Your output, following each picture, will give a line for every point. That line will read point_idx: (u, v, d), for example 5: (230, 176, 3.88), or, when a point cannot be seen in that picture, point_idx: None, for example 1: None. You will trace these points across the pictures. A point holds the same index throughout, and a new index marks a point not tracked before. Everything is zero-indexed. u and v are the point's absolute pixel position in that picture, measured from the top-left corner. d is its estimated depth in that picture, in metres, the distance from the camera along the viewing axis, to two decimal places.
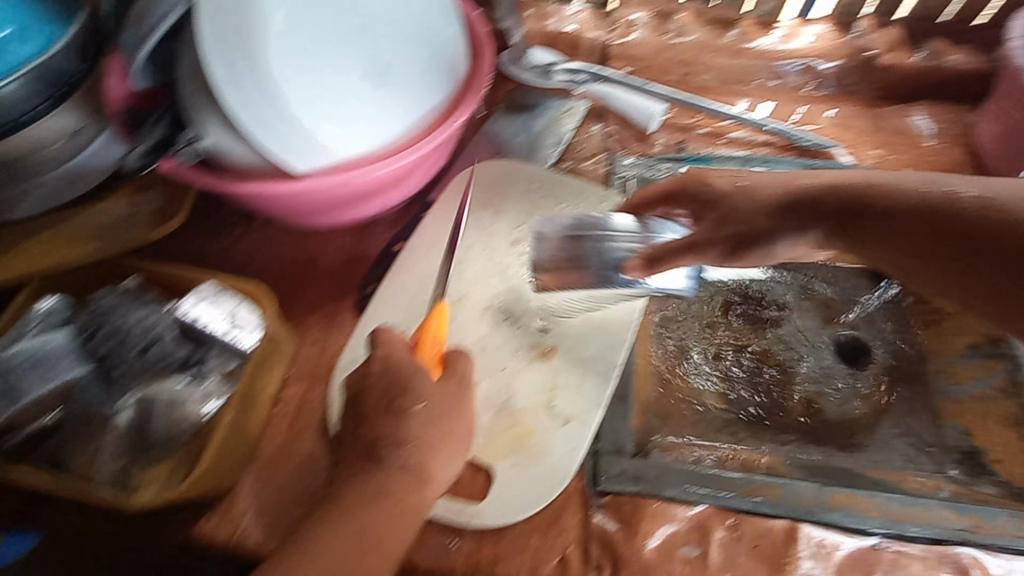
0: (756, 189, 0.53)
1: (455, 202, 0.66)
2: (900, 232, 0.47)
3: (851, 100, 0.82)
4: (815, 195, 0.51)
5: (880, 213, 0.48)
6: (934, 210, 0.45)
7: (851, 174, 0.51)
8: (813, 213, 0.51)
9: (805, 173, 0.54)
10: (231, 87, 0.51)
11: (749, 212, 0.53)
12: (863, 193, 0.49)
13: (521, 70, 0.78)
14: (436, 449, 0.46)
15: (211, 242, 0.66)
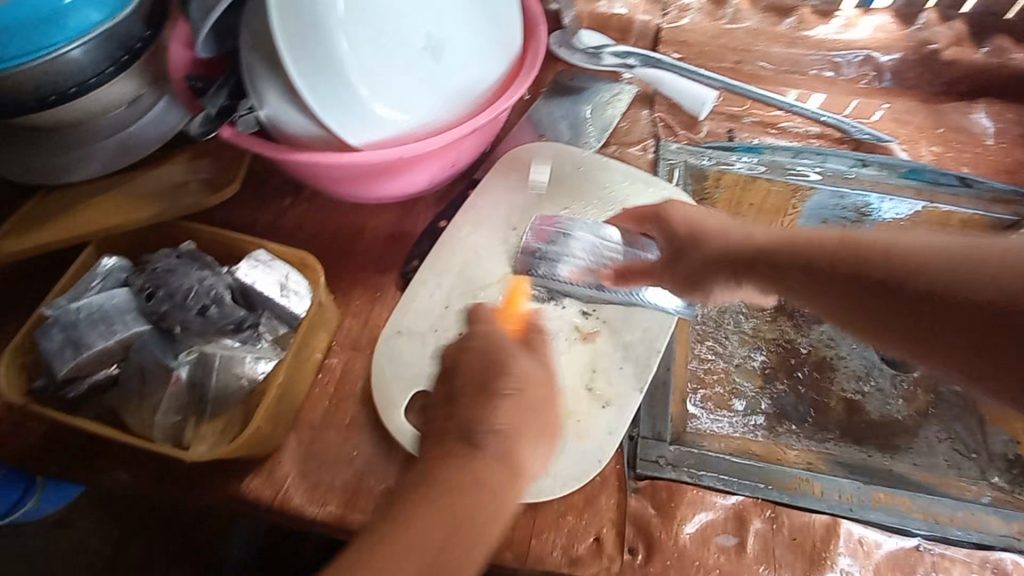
0: (702, 232, 0.52)
1: (499, 183, 0.67)
2: (817, 280, 0.43)
3: (909, 95, 0.79)
4: (742, 243, 0.49)
5: (800, 260, 0.44)
6: (851, 255, 0.41)
7: (775, 227, 0.49)
8: (739, 263, 0.49)
9: (740, 220, 0.52)
10: (292, 51, 0.52)
11: (695, 257, 0.52)
12: (789, 238, 0.46)
13: (571, 52, 0.77)
14: (526, 435, 0.45)
15: (261, 211, 0.67)
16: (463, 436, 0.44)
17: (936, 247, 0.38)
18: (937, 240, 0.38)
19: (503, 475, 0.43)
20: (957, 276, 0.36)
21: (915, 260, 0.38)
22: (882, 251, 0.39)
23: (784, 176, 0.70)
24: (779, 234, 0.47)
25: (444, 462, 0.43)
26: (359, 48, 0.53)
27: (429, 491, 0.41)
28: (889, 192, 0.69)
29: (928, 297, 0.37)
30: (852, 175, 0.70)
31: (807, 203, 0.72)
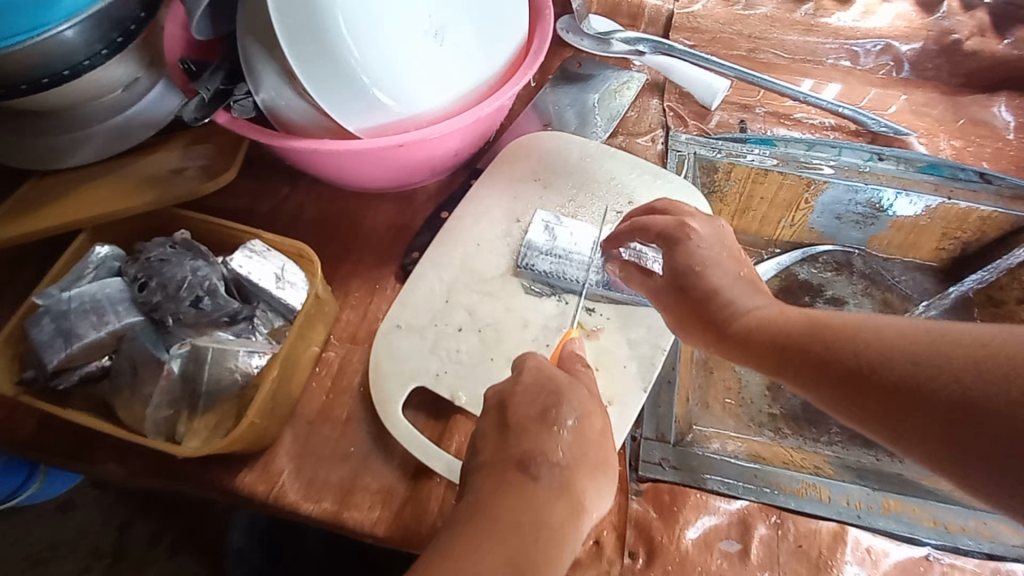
0: (700, 276, 0.47)
1: (504, 173, 0.65)
2: (792, 364, 0.41)
3: (929, 86, 0.76)
4: (719, 304, 0.46)
5: (778, 340, 0.42)
6: (833, 342, 0.39)
7: (753, 295, 0.46)
8: (718, 327, 0.46)
9: (725, 266, 0.48)
10: (288, 32, 0.50)
11: (685, 305, 0.48)
12: (768, 315, 0.44)
13: (579, 38, 0.75)
14: (585, 467, 0.42)
15: (259, 199, 0.65)
16: (522, 461, 0.41)
17: (913, 339, 0.35)
18: (913, 329, 0.36)
19: (559, 508, 0.40)
20: (935, 372, 0.33)
21: (892, 351, 0.36)
22: (859, 341, 0.37)
23: (797, 169, 0.66)
24: (754, 308, 0.45)
25: (498, 489, 0.40)
26: (355, 27, 0.50)
27: (487, 522, 0.38)
28: (906, 184, 0.66)
29: (905, 392, 0.34)
30: (868, 169, 0.66)
31: (818, 198, 0.68)
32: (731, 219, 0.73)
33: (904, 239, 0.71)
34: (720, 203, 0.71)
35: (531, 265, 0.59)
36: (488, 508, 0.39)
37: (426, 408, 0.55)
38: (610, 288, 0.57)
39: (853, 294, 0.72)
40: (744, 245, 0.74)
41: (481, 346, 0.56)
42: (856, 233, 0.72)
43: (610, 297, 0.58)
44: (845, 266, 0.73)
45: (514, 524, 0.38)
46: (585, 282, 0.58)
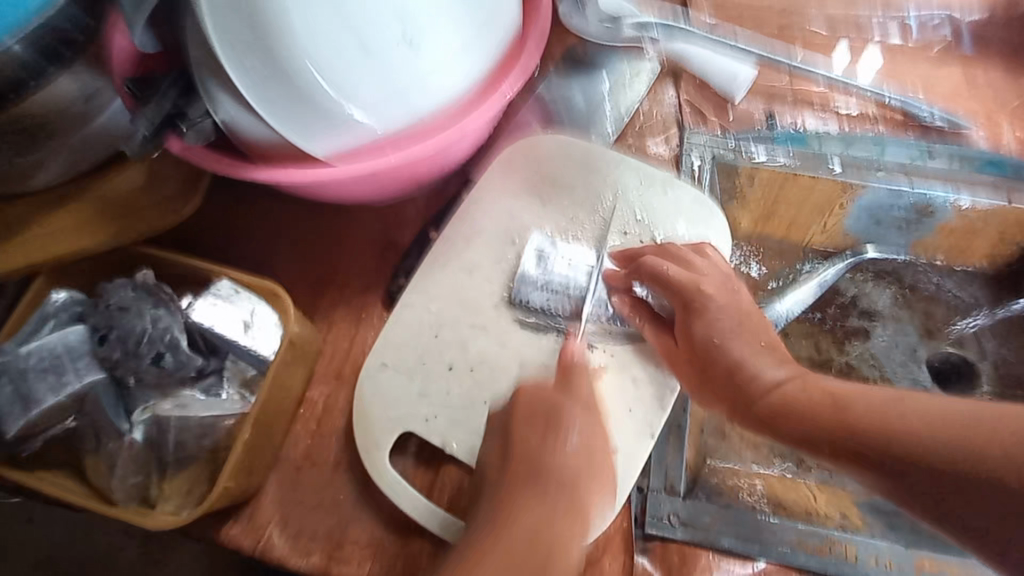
0: (717, 343, 0.45)
1: (498, 187, 0.58)
2: (818, 443, 0.39)
3: (992, 58, 0.66)
4: (741, 377, 0.43)
5: (803, 417, 0.40)
6: (857, 420, 0.37)
7: (771, 364, 0.43)
8: (740, 400, 0.43)
9: (746, 334, 0.45)
10: (240, 50, 0.44)
11: (703, 370, 0.45)
12: (791, 386, 0.41)
13: (584, 21, 0.64)
14: (553, 511, 0.42)
15: (233, 218, 0.60)
16: (522, 488, 0.42)
17: (933, 415, 0.34)
18: (947, 411, 0.34)
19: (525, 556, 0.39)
20: (959, 449, 0.33)
21: (919, 435, 0.34)
22: (886, 422, 0.36)
23: (832, 171, 0.59)
24: (777, 380, 0.42)
25: None
26: (317, 44, 0.43)
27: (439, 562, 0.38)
28: (956, 185, 0.58)
29: (933, 475, 0.33)
30: (914, 168, 0.59)
31: (853, 203, 0.61)
32: (755, 223, 0.65)
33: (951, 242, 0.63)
34: (739, 208, 0.63)
35: (538, 291, 0.54)
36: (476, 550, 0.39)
37: (422, 449, 0.52)
38: (607, 323, 0.52)
39: (890, 305, 0.65)
40: (770, 252, 0.66)
41: (474, 385, 0.52)
42: (896, 236, 0.63)
43: (613, 331, 0.52)
44: (880, 272, 0.66)
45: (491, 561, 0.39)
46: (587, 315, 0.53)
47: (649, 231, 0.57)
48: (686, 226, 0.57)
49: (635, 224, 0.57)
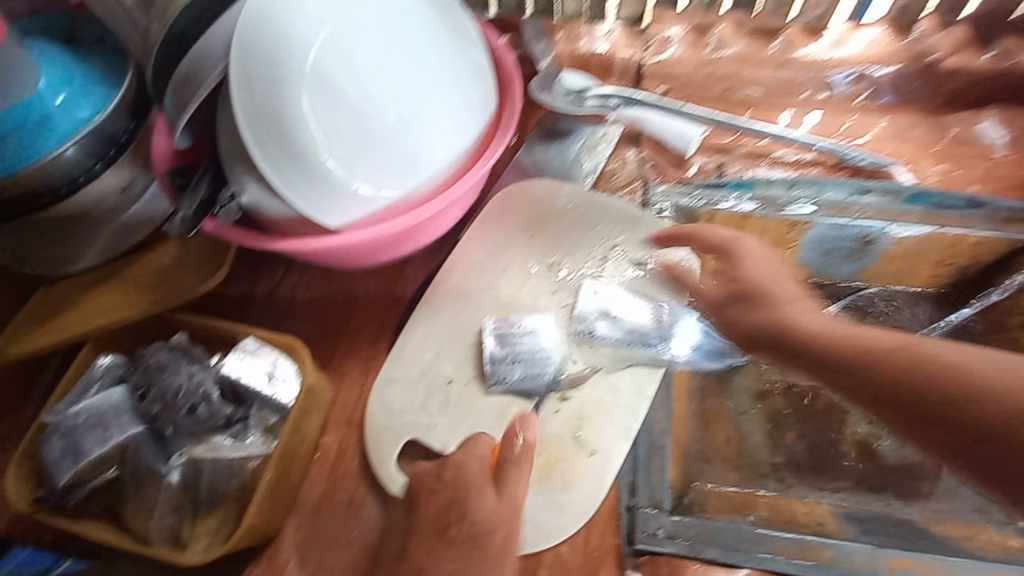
0: (769, 292, 0.50)
1: (488, 242, 0.66)
2: (844, 379, 0.44)
3: (912, 108, 0.74)
4: (779, 322, 0.48)
5: (832, 356, 0.44)
6: (882, 366, 0.42)
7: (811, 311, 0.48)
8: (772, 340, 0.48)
9: (785, 279, 0.51)
10: (263, 144, 0.53)
11: (748, 301, 0.50)
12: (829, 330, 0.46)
13: (553, 97, 0.75)
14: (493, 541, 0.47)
15: (253, 283, 0.67)
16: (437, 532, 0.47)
17: (955, 365, 0.39)
18: (978, 359, 0.39)
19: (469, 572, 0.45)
20: (977, 383, 0.38)
21: (955, 368, 0.39)
22: (919, 364, 0.40)
23: (777, 211, 0.66)
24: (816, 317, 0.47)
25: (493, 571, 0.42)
26: (331, 134, 0.53)
27: None
28: (893, 218, 0.64)
29: (932, 407, 0.39)
30: (853, 206, 0.65)
31: (805, 236, 0.67)
32: None
33: (897, 270, 0.69)
34: None
35: (513, 370, 0.58)
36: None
37: None
38: (589, 339, 0.60)
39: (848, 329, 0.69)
40: None
41: (475, 419, 0.58)
42: (846, 267, 0.69)
43: (593, 345, 0.60)
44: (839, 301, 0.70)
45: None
46: (568, 333, 0.61)
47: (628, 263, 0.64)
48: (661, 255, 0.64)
49: (616, 257, 0.64)
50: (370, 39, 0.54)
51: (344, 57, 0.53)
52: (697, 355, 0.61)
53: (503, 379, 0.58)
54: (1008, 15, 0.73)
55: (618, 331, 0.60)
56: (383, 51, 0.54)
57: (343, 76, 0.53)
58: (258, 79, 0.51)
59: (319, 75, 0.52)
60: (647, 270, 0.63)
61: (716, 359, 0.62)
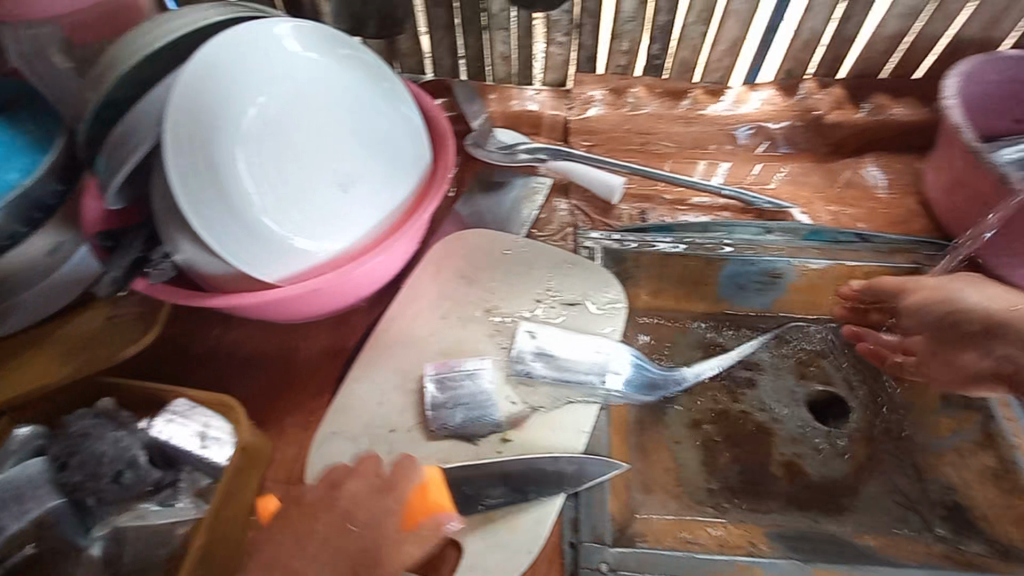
0: (915, 292, 0.63)
1: (427, 291, 0.68)
2: (967, 363, 0.60)
3: (804, 157, 0.85)
4: (945, 316, 0.61)
5: (985, 344, 0.59)
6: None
7: (974, 297, 0.60)
8: (927, 327, 0.63)
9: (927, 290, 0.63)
10: (198, 205, 0.54)
11: (915, 303, 0.63)
12: (999, 321, 0.59)
13: (486, 151, 0.81)
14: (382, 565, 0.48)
15: (187, 342, 0.67)
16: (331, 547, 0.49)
17: None
18: None
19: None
20: None
21: None
22: None
23: (694, 249, 0.71)
24: (959, 308, 0.61)
25: None
26: (268, 194, 0.55)
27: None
28: (794, 253, 0.71)
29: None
30: (758, 243, 0.71)
31: (721, 272, 0.72)
32: (648, 299, 0.74)
33: (805, 298, 0.73)
34: (634, 288, 0.74)
35: (455, 416, 0.60)
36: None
37: None
38: (528, 378, 0.62)
39: (769, 356, 0.72)
40: (664, 322, 0.74)
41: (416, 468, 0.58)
42: (760, 298, 0.73)
43: (531, 384, 0.62)
44: (757, 331, 0.73)
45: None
46: (507, 374, 0.63)
47: (562, 304, 0.67)
48: (592, 294, 0.67)
49: (550, 298, 0.67)
50: (305, 106, 0.57)
51: (280, 121, 0.56)
52: (630, 389, 0.64)
53: (446, 423, 0.59)
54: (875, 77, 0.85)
55: (555, 371, 0.62)
56: (318, 115, 0.57)
57: (279, 139, 0.56)
58: (192, 142, 0.53)
59: (256, 140, 0.55)
60: (580, 309, 0.67)
61: (648, 391, 0.65)
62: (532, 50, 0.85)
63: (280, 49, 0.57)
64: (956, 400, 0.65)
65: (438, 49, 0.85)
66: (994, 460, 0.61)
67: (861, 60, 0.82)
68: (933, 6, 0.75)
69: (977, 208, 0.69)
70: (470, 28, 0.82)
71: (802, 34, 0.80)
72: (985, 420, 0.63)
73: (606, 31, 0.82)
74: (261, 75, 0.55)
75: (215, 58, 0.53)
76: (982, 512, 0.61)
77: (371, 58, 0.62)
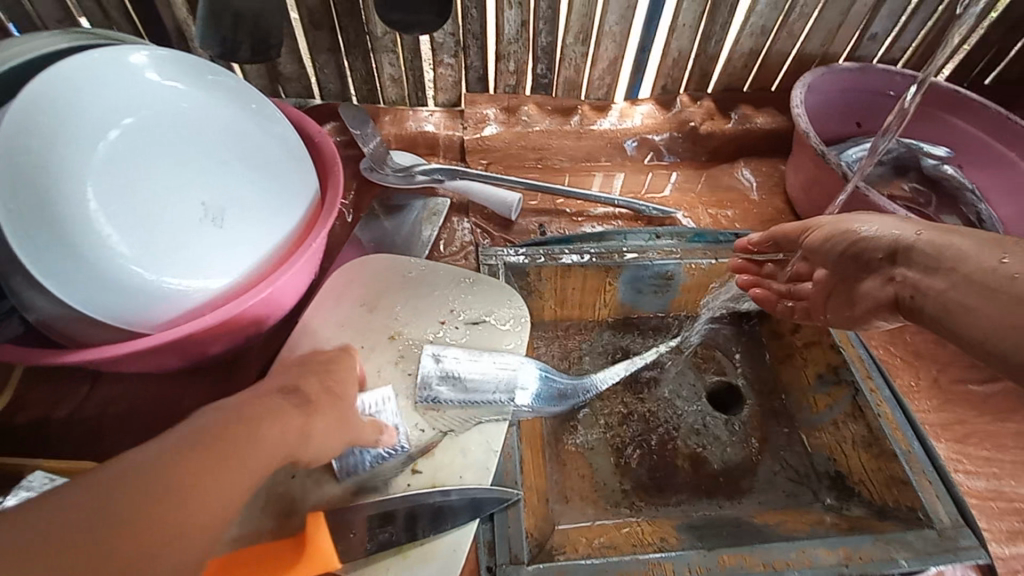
0: (810, 226, 0.61)
1: (323, 323, 0.65)
2: (871, 293, 0.55)
3: (686, 165, 0.91)
4: (844, 249, 0.56)
5: (889, 270, 0.53)
6: (931, 278, 0.48)
7: (878, 227, 0.54)
8: (830, 263, 0.59)
9: (835, 225, 0.58)
10: (39, 250, 0.47)
11: (811, 241, 0.60)
12: (905, 245, 0.51)
13: (383, 175, 0.79)
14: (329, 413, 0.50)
15: (49, 407, 0.60)
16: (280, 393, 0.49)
17: None
18: None
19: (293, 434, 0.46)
20: None
21: None
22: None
23: (594, 259, 0.72)
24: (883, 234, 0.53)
25: None
26: (130, 235, 0.51)
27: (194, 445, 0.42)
28: (683, 255, 0.73)
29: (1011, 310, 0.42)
30: (650, 248, 0.73)
31: (619, 278, 0.74)
32: (554, 309, 0.76)
33: (697, 298, 0.77)
34: (540, 301, 0.75)
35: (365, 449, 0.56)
36: (189, 447, 0.42)
37: None
38: (436, 403, 0.61)
39: (670, 354, 0.76)
40: (571, 332, 0.77)
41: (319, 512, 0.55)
42: (658, 300, 0.77)
43: (439, 409, 0.61)
44: (656, 332, 0.77)
45: (161, 488, 0.40)
46: (414, 401, 0.61)
47: (466, 323, 0.67)
48: (497, 311, 0.68)
49: (453, 319, 0.67)
50: (168, 137, 0.54)
51: (141, 156, 0.52)
52: (538, 402, 0.65)
53: (357, 467, 0.56)
54: (740, 89, 0.93)
55: (462, 394, 0.62)
56: (186, 147, 0.54)
57: (142, 175, 0.52)
58: (30, 180, 0.47)
59: (113, 177, 0.50)
60: (484, 327, 0.67)
61: (557, 402, 0.67)
62: (421, 73, 0.85)
63: (136, 78, 0.53)
64: (827, 377, 0.69)
65: (323, 74, 0.84)
66: (864, 428, 0.65)
67: (724, 75, 0.90)
68: (780, 25, 0.84)
69: (825, 203, 0.78)
70: (355, 51, 0.81)
71: (670, 54, 0.86)
72: (852, 393, 0.66)
73: (491, 52, 0.84)
74: (112, 106, 0.51)
75: (54, 85, 0.48)
76: (859, 477, 0.65)
77: (241, 84, 0.60)
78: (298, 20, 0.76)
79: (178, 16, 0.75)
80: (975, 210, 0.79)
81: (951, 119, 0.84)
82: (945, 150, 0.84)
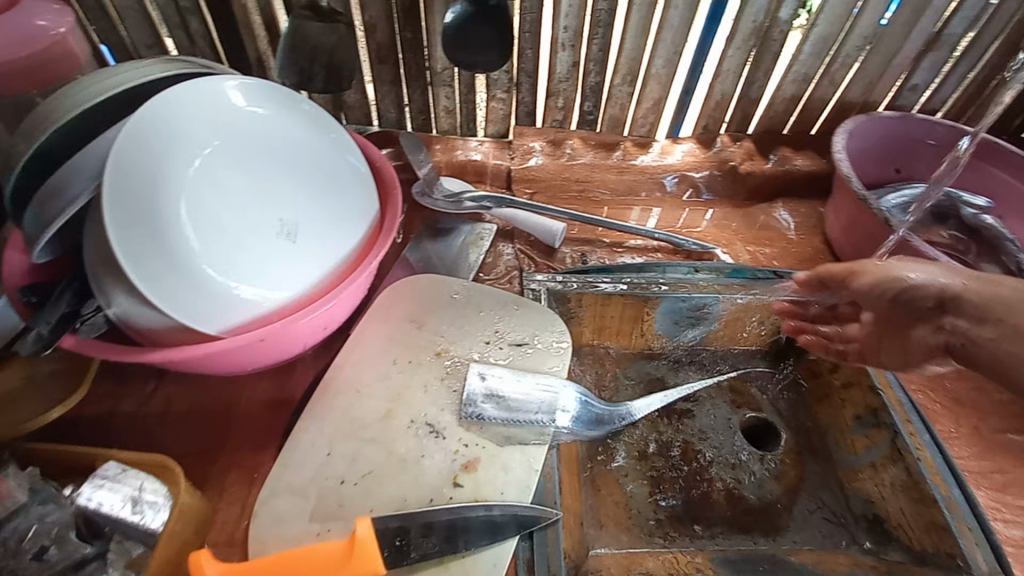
0: (852, 270, 0.59)
1: (374, 337, 0.69)
2: (922, 339, 0.57)
3: (725, 203, 0.94)
4: (894, 296, 0.55)
5: (938, 319, 0.54)
6: (980, 328, 0.51)
7: (926, 273, 0.54)
8: (878, 308, 0.58)
9: (878, 271, 0.56)
10: (139, 262, 0.52)
11: (856, 285, 0.58)
12: (951, 294, 0.53)
13: (433, 200, 0.83)
14: None
15: (115, 401, 0.64)
16: None
17: None
18: None
19: None
20: None
21: None
22: None
23: (632, 288, 0.74)
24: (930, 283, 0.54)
25: None
26: (213, 244, 0.55)
27: None
28: (721, 290, 0.74)
29: None
30: (688, 281, 0.74)
31: (658, 309, 0.75)
32: (592, 336, 0.77)
33: (731, 331, 0.78)
34: (578, 327, 0.76)
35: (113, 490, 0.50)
36: None
37: None
38: (480, 420, 0.63)
39: (706, 387, 0.77)
40: (609, 358, 0.78)
41: None
42: (696, 333, 0.78)
43: (483, 426, 0.63)
44: (693, 364, 0.79)
45: None
46: (458, 417, 0.64)
47: (509, 344, 0.69)
48: (538, 333, 0.70)
49: (497, 341, 0.69)
50: (253, 159, 0.58)
51: (228, 174, 0.57)
52: (577, 425, 0.67)
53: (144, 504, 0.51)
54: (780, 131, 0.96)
55: (506, 412, 0.64)
56: (268, 167, 0.59)
57: (228, 191, 0.56)
58: (135, 193, 0.52)
59: (204, 192, 0.55)
60: (527, 349, 0.69)
61: (595, 426, 0.69)
62: (474, 106, 0.90)
63: (228, 103, 0.58)
64: (866, 419, 0.69)
65: (384, 103, 0.89)
66: (904, 472, 0.64)
67: (765, 119, 0.93)
68: (822, 73, 0.87)
69: (866, 246, 0.79)
70: (415, 84, 0.87)
71: (713, 96, 0.90)
72: (891, 436, 0.66)
73: (541, 89, 0.89)
74: (207, 128, 0.56)
75: (161, 110, 0.54)
76: (898, 522, 0.64)
77: (318, 110, 0.64)
78: (366, 54, 0.83)
79: (260, 48, 0.82)
80: (1016, 259, 0.79)
81: (990, 168, 0.86)
82: (985, 201, 0.85)
